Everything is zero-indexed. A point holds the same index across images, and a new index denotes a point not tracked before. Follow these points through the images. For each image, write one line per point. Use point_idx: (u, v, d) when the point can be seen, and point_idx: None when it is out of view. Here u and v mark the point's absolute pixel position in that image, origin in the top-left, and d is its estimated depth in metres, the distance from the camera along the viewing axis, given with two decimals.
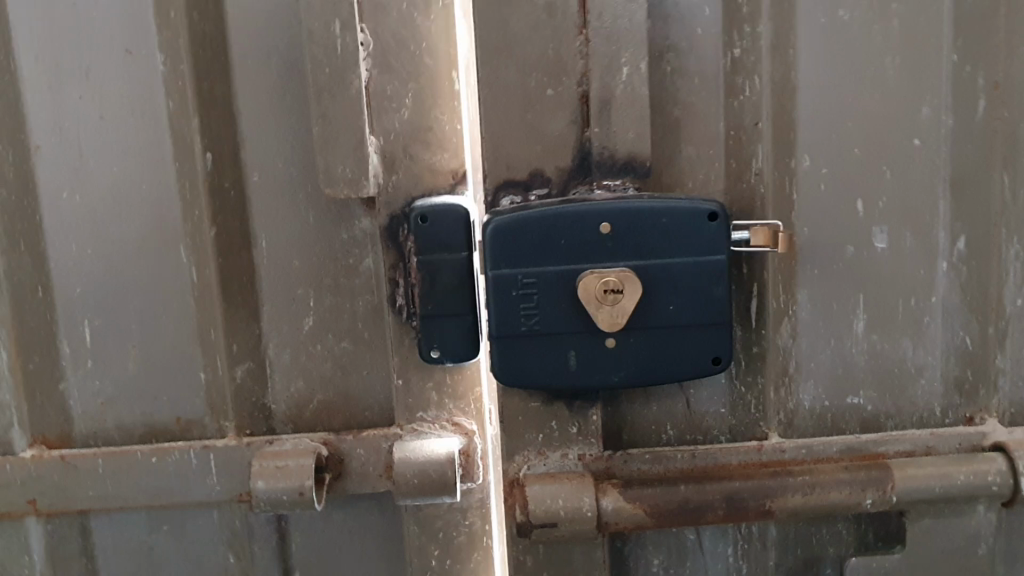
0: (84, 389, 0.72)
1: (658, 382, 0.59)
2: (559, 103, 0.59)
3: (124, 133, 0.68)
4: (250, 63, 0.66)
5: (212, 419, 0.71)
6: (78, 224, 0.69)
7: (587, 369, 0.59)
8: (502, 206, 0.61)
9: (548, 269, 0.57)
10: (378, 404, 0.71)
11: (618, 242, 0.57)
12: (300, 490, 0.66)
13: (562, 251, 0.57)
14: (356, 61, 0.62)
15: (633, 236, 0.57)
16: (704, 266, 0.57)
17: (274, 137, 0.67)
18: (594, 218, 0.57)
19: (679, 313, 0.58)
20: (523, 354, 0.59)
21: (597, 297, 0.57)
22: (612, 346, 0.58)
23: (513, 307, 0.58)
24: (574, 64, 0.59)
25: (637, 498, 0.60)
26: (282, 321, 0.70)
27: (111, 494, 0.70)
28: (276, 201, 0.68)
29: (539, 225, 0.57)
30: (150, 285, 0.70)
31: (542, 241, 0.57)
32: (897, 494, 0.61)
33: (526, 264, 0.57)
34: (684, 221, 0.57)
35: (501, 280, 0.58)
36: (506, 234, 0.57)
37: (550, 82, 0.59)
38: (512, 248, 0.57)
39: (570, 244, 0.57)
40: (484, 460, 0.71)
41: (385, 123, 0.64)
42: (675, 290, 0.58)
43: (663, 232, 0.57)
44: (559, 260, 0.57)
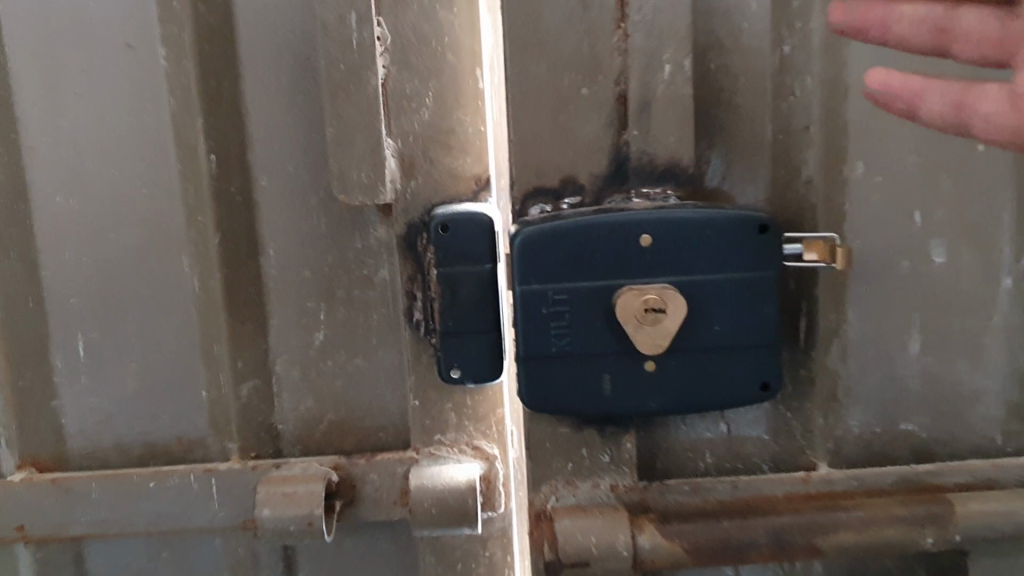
0: (79, 407, 0.67)
1: (700, 410, 0.55)
2: (594, 104, 0.55)
3: (124, 134, 0.63)
4: (260, 60, 0.62)
5: (215, 440, 0.67)
6: (74, 231, 0.65)
7: (623, 394, 0.54)
8: (532, 215, 0.56)
9: (581, 284, 0.53)
10: (393, 425, 0.66)
11: (658, 256, 0.52)
12: (310, 520, 0.61)
13: (597, 265, 0.53)
14: (373, 58, 0.57)
15: (675, 249, 0.52)
16: (752, 283, 0.53)
17: (284, 139, 0.63)
18: (632, 229, 0.52)
19: (725, 334, 0.53)
20: (552, 378, 0.54)
21: (637, 317, 0.52)
22: (652, 369, 0.54)
23: (542, 326, 0.53)
24: (610, 62, 0.54)
25: (676, 535, 0.56)
26: (291, 335, 0.65)
27: (106, 520, 0.65)
28: (285, 207, 0.64)
29: (572, 237, 0.52)
30: (150, 296, 0.65)
31: (576, 254, 0.53)
32: (959, 532, 0.57)
33: (557, 279, 0.53)
34: (733, 232, 0.52)
35: (530, 296, 0.53)
36: (536, 247, 0.53)
37: (584, 81, 0.54)
38: (542, 261, 0.53)
39: (606, 258, 0.53)
40: (508, 487, 0.66)
41: (404, 125, 0.60)
42: (722, 309, 0.53)
43: (709, 244, 0.52)
44: (593, 275, 0.53)
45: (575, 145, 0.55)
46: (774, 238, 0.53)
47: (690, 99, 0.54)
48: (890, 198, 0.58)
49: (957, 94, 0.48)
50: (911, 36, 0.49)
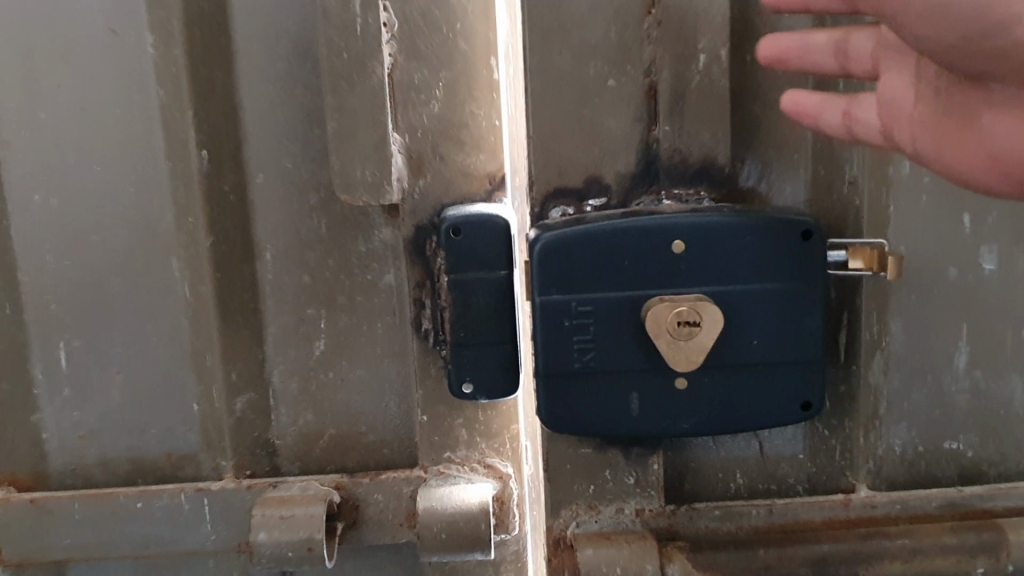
0: (61, 421, 0.63)
1: (732, 429, 0.52)
2: (621, 96, 0.52)
3: (108, 127, 0.58)
4: (255, 48, 0.57)
5: (208, 457, 0.62)
6: (55, 233, 0.60)
7: (651, 411, 0.52)
8: (553, 217, 0.54)
9: (606, 295, 0.50)
10: (398, 440, 0.62)
11: (690, 265, 0.50)
12: (309, 545, 0.57)
13: (625, 273, 0.50)
14: (380, 45, 0.52)
15: (710, 257, 0.50)
16: (792, 294, 0.51)
17: (281, 133, 0.58)
18: (663, 235, 0.50)
19: (764, 349, 0.51)
20: (576, 395, 0.52)
21: (668, 330, 0.50)
22: (683, 387, 0.52)
23: (565, 339, 0.51)
24: (641, 52, 0.52)
25: (706, 564, 0.54)
26: (289, 344, 0.61)
27: (90, 544, 0.61)
28: (282, 207, 0.59)
29: (599, 244, 0.50)
30: (136, 302, 0.60)
31: (603, 261, 0.50)
32: (1011, 561, 0.55)
33: (581, 290, 0.50)
34: (771, 240, 0.50)
35: (551, 307, 0.51)
36: (559, 254, 0.50)
37: (612, 72, 0.52)
38: (566, 270, 0.50)
39: (633, 266, 0.50)
40: (523, 508, 0.62)
41: (412, 118, 0.55)
42: (759, 325, 0.51)
43: (746, 253, 0.50)
44: (621, 284, 0.50)
45: (606, 146, 0.53)
46: (813, 247, 0.51)
47: (727, 92, 0.52)
48: (940, 200, 0.54)
49: (851, 104, 0.49)
50: (818, 62, 0.49)
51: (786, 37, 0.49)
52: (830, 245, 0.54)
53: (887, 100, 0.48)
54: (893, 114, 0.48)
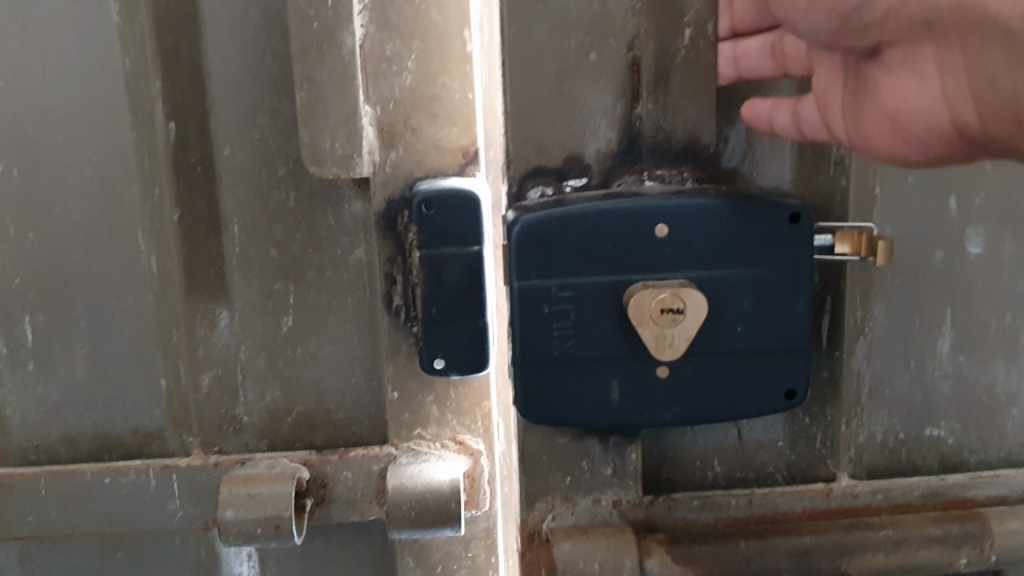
0: (24, 397, 0.61)
1: (715, 414, 0.56)
2: (602, 70, 0.56)
3: (71, 96, 0.57)
4: (221, 15, 0.55)
5: (174, 433, 0.61)
6: (17, 205, 0.58)
7: (632, 398, 0.55)
8: (532, 196, 0.57)
9: (589, 279, 0.53)
10: (368, 417, 0.61)
11: (674, 246, 0.53)
12: (276, 523, 0.56)
13: (609, 254, 0.53)
14: (351, 16, 0.52)
15: (691, 239, 0.53)
16: (771, 283, 0.54)
17: (248, 103, 0.57)
18: (649, 217, 0.53)
19: (747, 337, 0.54)
20: (555, 379, 0.54)
21: (653, 318, 0.53)
22: (664, 375, 0.55)
23: (545, 325, 0.54)
24: (624, 26, 0.55)
25: (684, 558, 0.60)
26: (256, 320, 0.60)
27: (55, 521, 0.60)
28: (249, 179, 0.58)
29: (581, 224, 0.52)
30: (101, 276, 0.59)
31: (585, 242, 0.53)
32: (992, 551, 0.62)
33: (562, 275, 0.53)
34: (751, 224, 0.53)
35: (529, 292, 0.53)
36: (538, 236, 0.52)
37: (594, 45, 0.55)
38: (544, 254, 0.53)
39: (617, 248, 0.53)
40: (495, 485, 0.61)
41: (383, 89, 0.54)
42: (741, 311, 0.54)
43: (728, 237, 0.53)
44: (604, 266, 0.53)
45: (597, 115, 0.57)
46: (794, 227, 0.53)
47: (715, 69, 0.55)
48: (935, 198, 0.59)
49: (797, 105, 0.56)
50: (757, 64, 0.57)
51: (724, 44, 0.56)
52: (818, 229, 0.58)
53: (821, 95, 0.56)
54: (828, 106, 0.56)
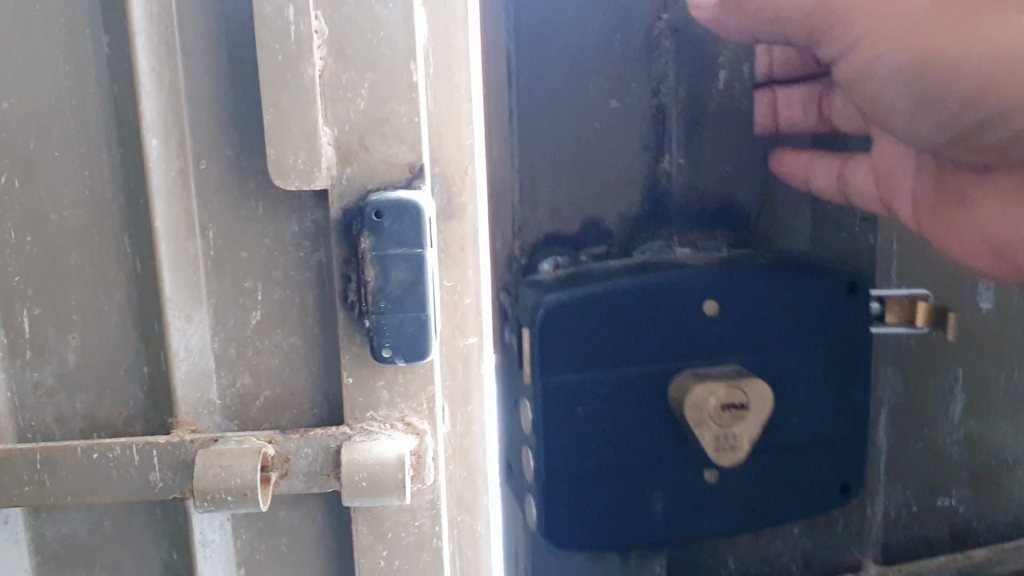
0: (24, 381, 0.69)
1: (754, 487, 1.01)
2: (638, 108, 0.97)
3: (67, 116, 0.65)
4: (200, 47, 0.64)
5: (154, 414, 0.69)
6: (18, 210, 0.66)
7: (669, 489, 0.98)
8: (542, 266, 0.98)
9: (627, 369, 0.93)
10: (328, 401, 0.69)
11: (711, 322, 0.93)
12: (244, 491, 0.65)
13: (648, 334, 0.92)
14: (311, 50, 0.61)
15: (729, 317, 0.93)
16: (769, 364, 0.96)
17: (221, 124, 0.65)
18: (695, 304, 0.92)
19: (785, 426, 0.99)
20: (590, 441, 0.94)
21: (708, 420, 0.91)
22: (711, 479, 0.99)
23: (574, 398, 0.92)
24: (644, 74, 0.96)
25: None
26: (229, 314, 0.68)
27: (48, 490, 0.68)
28: (223, 189, 0.66)
29: (620, 307, 0.91)
30: (92, 274, 0.67)
31: (623, 320, 0.91)
32: None
33: (591, 360, 0.91)
34: (796, 296, 0.95)
35: (568, 376, 0.91)
36: (585, 306, 0.90)
37: (618, 93, 0.96)
38: (575, 333, 0.90)
39: (659, 329, 0.92)
40: (438, 461, 0.69)
41: (340, 113, 0.63)
42: (785, 412, 0.99)
43: (758, 316, 0.94)
44: (639, 353, 0.92)
45: (674, 135, 0.98)
46: (838, 311, 0.97)
47: (729, 110, 0.99)
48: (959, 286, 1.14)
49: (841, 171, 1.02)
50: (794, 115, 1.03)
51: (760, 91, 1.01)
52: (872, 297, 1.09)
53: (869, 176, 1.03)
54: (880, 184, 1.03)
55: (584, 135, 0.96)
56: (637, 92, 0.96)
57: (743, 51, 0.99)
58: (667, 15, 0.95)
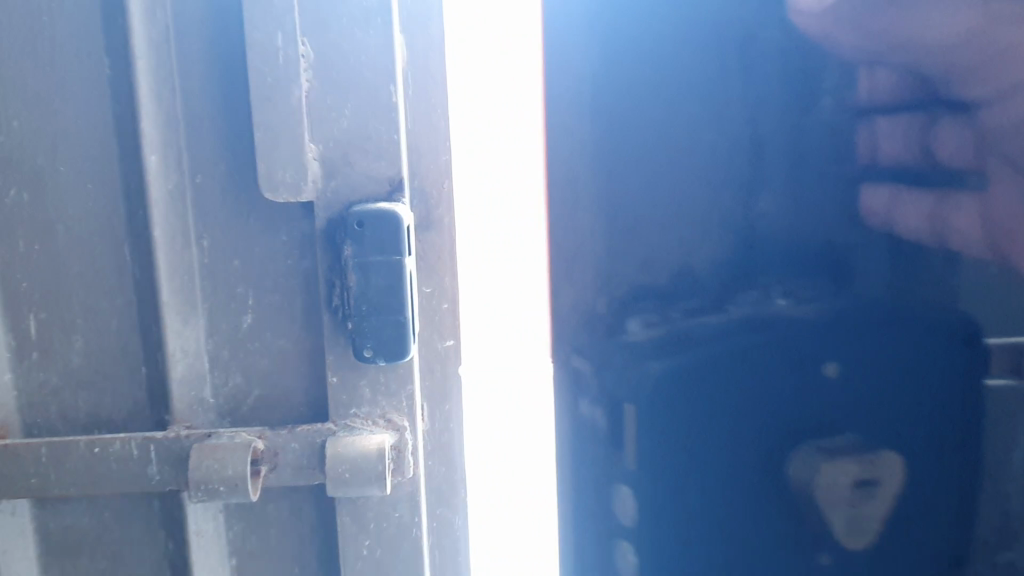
0: (30, 381, 0.74)
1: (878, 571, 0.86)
2: (728, 142, 0.75)
3: (74, 134, 0.70)
4: (196, 71, 0.69)
5: (151, 411, 0.74)
6: (27, 221, 0.71)
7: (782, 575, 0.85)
8: (636, 327, 0.77)
9: (732, 441, 0.80)
10: (314, 400, 0.74)
11: (821, 385, 0.79)
12: (235, 482, 0.70)
13: (748, 403, 0.79)
14: (298, 74, 0.67)
15: (844, 382, 0.80)
16: (894, 428, 0.81)
17: (216, 140, 0.70)
18: (804, 364, 0.79)
19: (911, 498, 0.84)
20: (695, 524, 0.81)
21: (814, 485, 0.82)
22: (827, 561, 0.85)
23: (677, 478, 0.80)
24: (735, 97, 0.74)
25: None
26: (222, 318, 0.73)
27: (53, 481, 0.73)
28: (217, 201, 0.71)
29: (718, 371, 0.78)
30: (95, 280, 0.72)
31: (723, 390, 0.78)
32: None
33: (692, 436, 0.79)
34: (920, 354, 0.80)
35: (664, 449, 0.79)
36: (671, 379, 0.78)
37: (706, 125, 0.74)
38: (669, 404, 0.78)
39: (765, 394, 0.79)
40: (417, 455, 0.74)
41: (326, 131, 0.69)
42: (907, 477, 0.83)
43: (878, 380, 0.80)
44: (743, 425, 0.79)
45: (780, 161, 0.76)
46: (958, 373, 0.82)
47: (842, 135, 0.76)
48: None
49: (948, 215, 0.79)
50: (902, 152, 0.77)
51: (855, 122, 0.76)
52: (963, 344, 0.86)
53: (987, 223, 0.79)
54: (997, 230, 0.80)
55: (671, 168, 0.75)
56: (721, 122, 0.74)
57: (848, 71, 0.75)
58: (764, 33, 0.73)
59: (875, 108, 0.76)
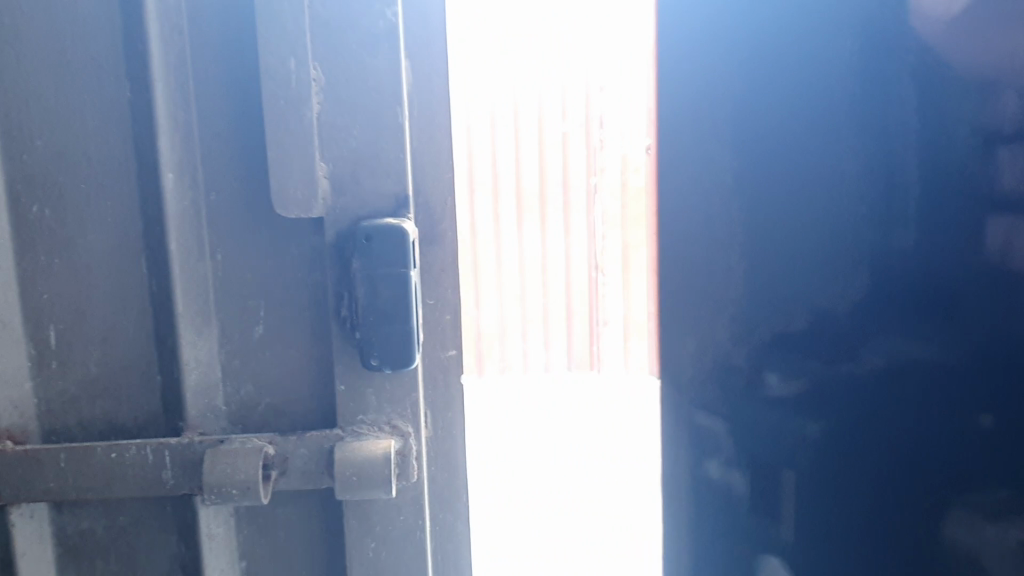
0: (48, 389, 0.77)
1: None
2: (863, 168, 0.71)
3: (94, 153, 0.74)
4: (211, 94, 0.73)
5: (165, 419, 0.77)
6: (48, 236, 0.75)
7: None
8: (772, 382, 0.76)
9: (872, 502, 0.75)
10: (321, 407, 0.77)
11: (978, 445, 0.71)
12: (248, 486, 0.73)
13: (891, 460, 0.74)
14: (309, 96, 0.71)
15: (1005, 441, 0.71)
16: None
17: (229, 159, 0.74)
18: (955, 422, 0.72)
19: None
20: None
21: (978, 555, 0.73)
22: None
23: (818, 538, 0.77)
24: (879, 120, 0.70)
25: None
26: (234, 329, 0.76)
27: (71, 485, 0.76)
28: (230, 216, 0.75)
29: (852, 425, 0.74)
30: (113, 293, 0.75)
31: (856, 445, 0.75)
32: None
33: (828, 495, 0.76)
34: None
35: (799, 506, 0.77)
36: (799, 433, 0.76)
37: (840, 152, 0.71)
38: (796, 457, 0.76)
39: (908, 452, 0.73)
40: (421, 460, 0.77)
41: (335, 150, 0.72)
42: None
43: None
44: (889, 485, 0.74)
45: (890, 176, 0.70)
46: None
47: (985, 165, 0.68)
48: None
49: None
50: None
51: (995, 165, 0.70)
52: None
53: None
54: None
55: (762, 165, 0.73)
56: (849, 148, 0.71)
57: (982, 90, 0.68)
58: (911, 49, 0.68)
59: (999, 135, 0.68)
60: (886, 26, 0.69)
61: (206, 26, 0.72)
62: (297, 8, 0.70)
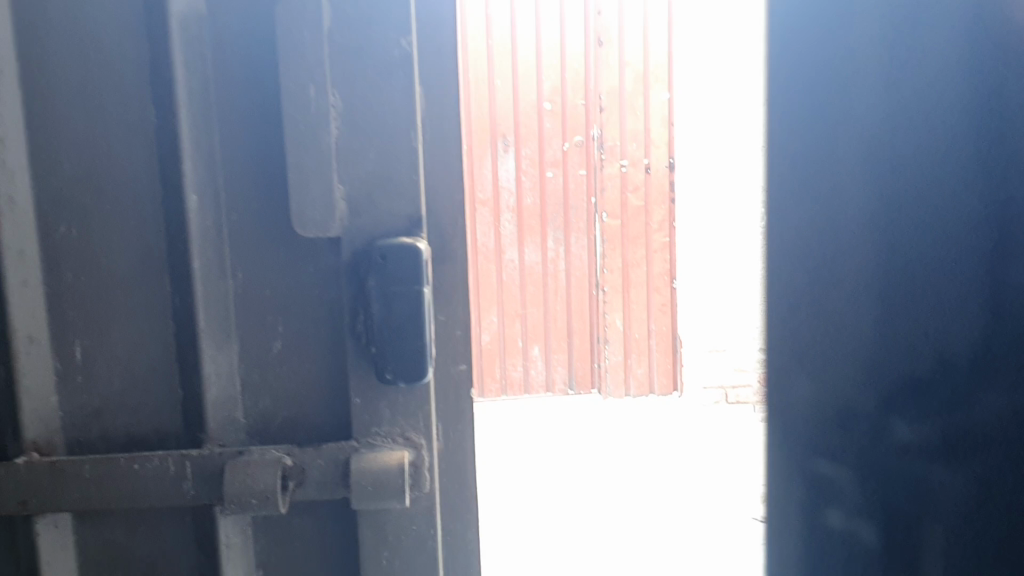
0: (72, 402, 0.80)
1: None
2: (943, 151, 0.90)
3: (119, 175, 0.77)
4: (232, 119, 0.76)
5: (185, 432, 0.80)
6: (74, 254, 0.78)
7: None
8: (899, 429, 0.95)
9: (981, 517, 0.94)
10: (336, 420, 0.80)
11: None
12: (266, 495, 0.76)
13: (982, 469, 0.93)
14: (327, 121, 0.74)
15: None
16: None
17: (249, 181, 0.77)
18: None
19: None
20: None
21: None
22: None
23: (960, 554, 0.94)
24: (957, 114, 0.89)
25: None
26: (253, 344, 0.79)
27: (94, 495, 0.78)
28: (250, 236, 0.78)
29: (952, 447, 0.93)
30: (136, 308, 0.78)
31: (972, 468, 0.93)
32: None
33: (932, 520, 0.95)
34: None
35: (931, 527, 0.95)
36: (912, 468, 0.95)
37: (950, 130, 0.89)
38: (902, 484, 0.96)
39: (1006, 465, 0.92)
40: (433, 471, 0.80)
41: (352, 173, 0.76)
42: None
43: None
44: (1003, 491, 0.93)
45: (1010, 159, 0.88)
46: None
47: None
48: None
49: None
50: None
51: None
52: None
53: None
54: None
55: (890, 130, 0.92)
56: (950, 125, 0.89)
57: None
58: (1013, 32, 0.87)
59: None
60: (991, 28, 0.88)
61: (228, 53, 0.75)
62: (317, 36, 0.73)
